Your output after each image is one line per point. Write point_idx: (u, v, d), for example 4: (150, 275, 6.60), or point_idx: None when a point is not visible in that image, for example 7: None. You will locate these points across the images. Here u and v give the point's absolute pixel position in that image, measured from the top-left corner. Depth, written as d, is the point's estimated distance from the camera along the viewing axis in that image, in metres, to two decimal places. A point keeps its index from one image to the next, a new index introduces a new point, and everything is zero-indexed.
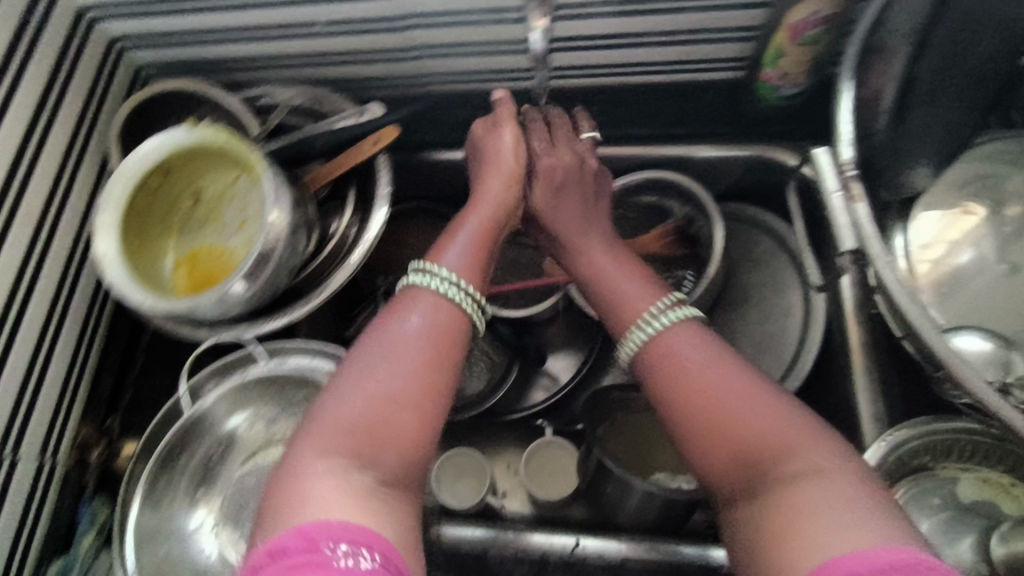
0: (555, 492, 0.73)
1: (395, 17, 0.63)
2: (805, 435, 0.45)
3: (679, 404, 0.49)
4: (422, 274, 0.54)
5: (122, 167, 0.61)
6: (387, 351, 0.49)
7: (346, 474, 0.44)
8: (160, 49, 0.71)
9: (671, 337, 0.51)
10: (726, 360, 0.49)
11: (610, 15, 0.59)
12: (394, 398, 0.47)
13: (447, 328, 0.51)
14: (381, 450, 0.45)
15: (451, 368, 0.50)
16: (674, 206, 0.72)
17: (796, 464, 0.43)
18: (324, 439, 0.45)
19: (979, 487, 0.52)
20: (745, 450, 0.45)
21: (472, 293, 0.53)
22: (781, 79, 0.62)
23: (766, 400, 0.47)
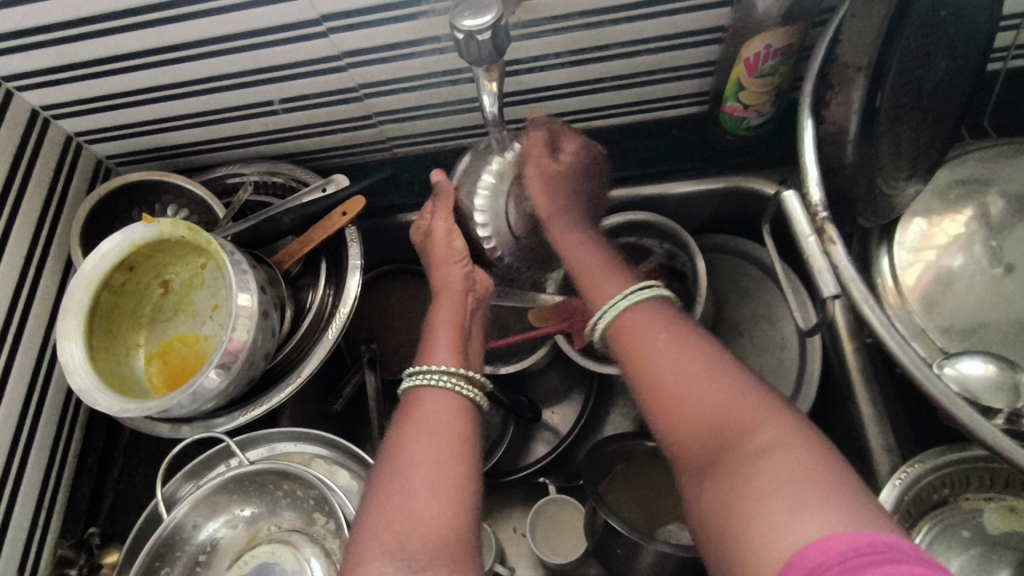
0: (567, 553, 0.69)
1: (357, 86, 0.63)
2: (759, 403, 0.41)
3: (643, 382, 0.47)
4: (420, 373, 0.52)
5: (83, 269, 0.60)
6: (401, 439, 0.47)
7: (391, 571, 0.39)
8: (118, 140, 0.70)
9: (631, 320, 0.50)
10: (672, 334, 0.48)
11: (566, 66, 0.60)
12: (422, 486, 0.43)
13: (453, 415, 0.49)
14: (421, 538, 0.41)
15: (472, 448, 0.47)
16: (653, 245, 0.71)
17: (766, 434, 0.40)
18: (362, 547, 0.41)
19: (1003, 516, 0.50)
20: (710, 423, 0.42)
21: (458, 375, 0.52)
22: (746, 110, 0.61)
23: (711, 366, 0.44)
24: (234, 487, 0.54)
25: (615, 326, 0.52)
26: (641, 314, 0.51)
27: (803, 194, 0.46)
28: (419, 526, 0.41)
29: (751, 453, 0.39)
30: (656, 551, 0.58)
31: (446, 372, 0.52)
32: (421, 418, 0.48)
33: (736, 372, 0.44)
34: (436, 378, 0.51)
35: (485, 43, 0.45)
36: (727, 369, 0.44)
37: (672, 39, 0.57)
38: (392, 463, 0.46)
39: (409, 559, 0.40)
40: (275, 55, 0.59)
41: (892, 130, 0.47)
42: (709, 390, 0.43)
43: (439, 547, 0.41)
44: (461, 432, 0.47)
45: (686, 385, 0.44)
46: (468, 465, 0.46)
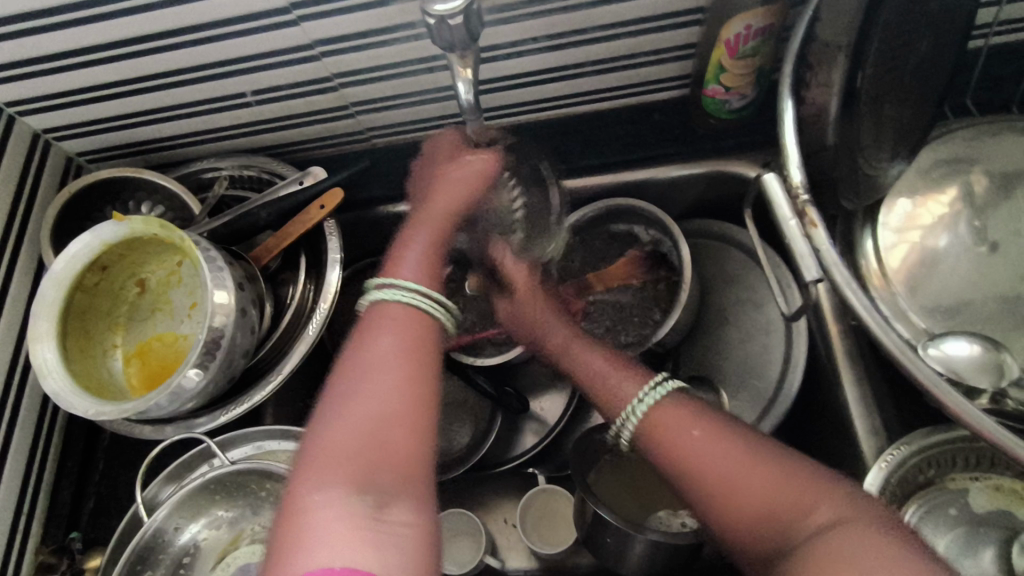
0: (557, 543, 0.69)
1: (331, 76, 0.62)
2: (810, 485, 0.41)
3: (680, 474, 0.46)
4: (387, 287, 0.47)
5: (53, 269, 0.59)
6: (359, 365, 0.43)
7: (354, 502, 0.37)
8: (88, 136, 0.69)
9: (666, 415, 0.49)
10: (704, 420, 0.47)
11: (544, 51, 0.58)
12: (382, 416, 0.40)
13: (412, 337, 0.44)
14: (384, 470, 0.39)
15: (433, 374, 0.44)
16: (639, 231, 0.70)
17: (821, 513, 0.39)
18: (319, 470, 0.38)
19: (989, 494, 0.50)
20: (772, 515, 0.41)
21: (433, 298, 0.47)
22: (728, 92, 0.60)
23: (750, 456, 0.44)
24: (215, 488, 0.53)
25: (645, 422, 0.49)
26: (673, 407, 0.49)
27: (784, 177, 0.46)
28: (382, 460, 0.39)
29: (813, 533, 0.38)
30: (646, 540, 0.57)
31: (421, 291, 0.47)
32: (391, 332, 0.44)
33: (780, 455, 0.44)
34: (403, 293, 0.46)
35: (457, 28, 0.44)
36: (762, 453, 0.44)
37: (651, 22, 0.56)
38: (352, 384, 0.42)
39: (372, 490, 0.37)
40: (245, 45, 0.58)
41: (876, 110, 0.46)
42: (760, 474, 0.43)
43: (399, 479, 0.39)
44: (427, 353, 0.44)
45: (727, 471, 0.44)
46: (429, 390, 0.43)
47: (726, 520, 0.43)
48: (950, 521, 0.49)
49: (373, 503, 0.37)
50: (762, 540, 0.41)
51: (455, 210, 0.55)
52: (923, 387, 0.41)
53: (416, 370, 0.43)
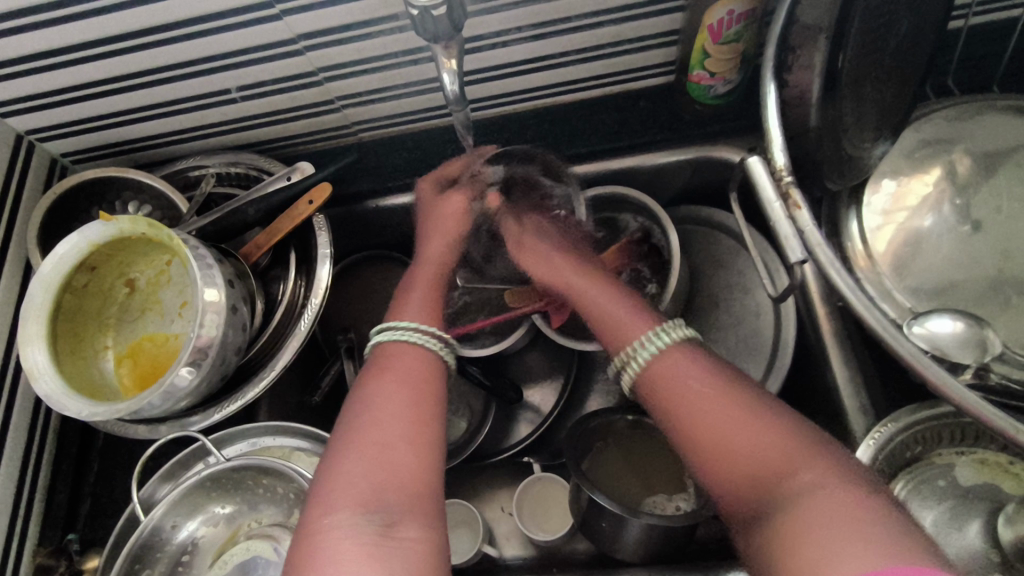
0: (554, 529, 0.69)
1: (316, 70, 0.62)
2: (793, 441, 0.42)
3: (676, 429, 0.46)
4: (393, 331, 0.52)
5: (40, 271, 0.58)
6: (368, 400, 0.46)
7: (366, 526, 0.39)
8: (72, 136, 0.68)
9: (662, 366, 0.49)
10: (696, 372, 0.47)
11: (529, 40, 0.59)
12: (395, 443, 0.43)
13: (423, 375, 0.48)
14: (393, 490, 0.40)
15: (436, 404, 0.47)
16: (627, 220, 0.70)
17: (803, 474, 0.40)
18: (330, 494, 0.41)
19: (977, 468, 0.50)
20: (748, 471, 0.42)
21: (432, 334, 0.52)
22: (712, 78, 0.60)
23: (738, 406, 0.44)
24: (211, 484, 0.54)
25: (648, 372, 0.50)
26: (666, 358, 0.49)
27: (767, 160, 0.46)
28: (397, 486, 0.41)
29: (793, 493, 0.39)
30: (643, 524, 0.58)
31: (416, 329, 0.52)
32: (399, 372, 0.48)
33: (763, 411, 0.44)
34: (413, 336, 0.51)
35: (440, 18, 0.44)
36: (753, 404, 0.44)
37: (633, 9, 0.56)
38: (365, 417, 0.45)
39: (388, 513, 0.39)
40: (228, 41, 0.57)
41: (859, 91, 0.46)
42: (743, 432, 0.43)
43: (408, 502, 0.41)
44: (434, 392, 0.47)
45: (724, 427, 0.43)
46: (440, 424, 0.46)
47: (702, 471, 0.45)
48: (939, 496, 0.50)
49: (388, 525, 0.39)
50: (734, 496, 0.43)
51: (441, 256, 0.65)
52: (914, 372, 0.42)
53: (425, 408, 0.46)
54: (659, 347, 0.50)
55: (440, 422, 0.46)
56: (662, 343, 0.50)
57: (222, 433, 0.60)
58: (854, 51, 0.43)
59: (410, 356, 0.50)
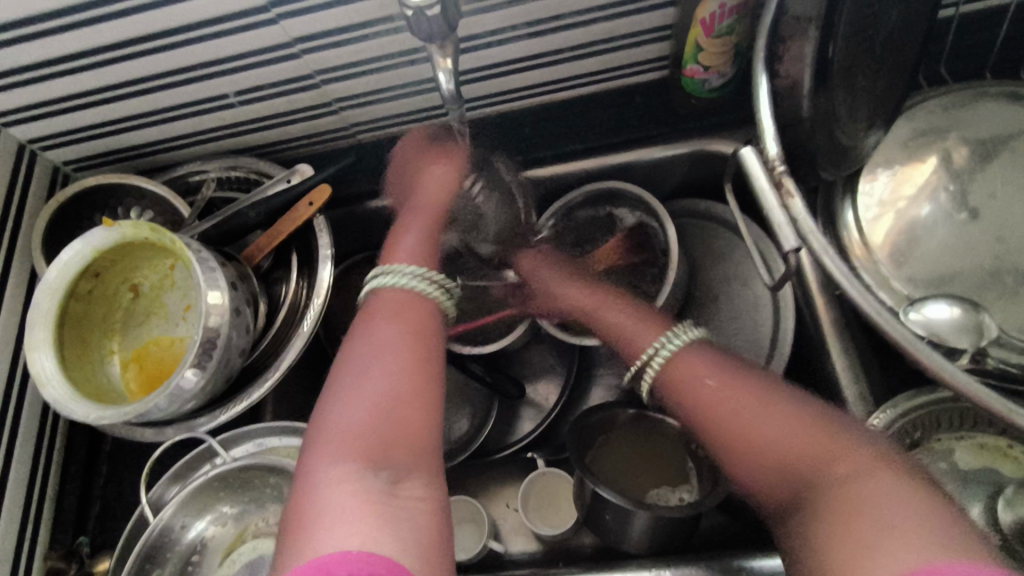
0: (558, 524, 0.70)
1: (313, 73, 0.62)
2: (825, 440, 0.44)
3: (699, 421, 0.50)
4: (390, 275, 0.52)
5: (45, 278, 0.58)
6: (365, 353, 0.47)
7: (367, 479, 0.40)
8: (73, 143, 0.69)
9: (686, 362, 0.52)
10: (728, 372, 0.50)
11: (524, 39, 0.59)
12: (385, 397, 0.44)
13: (415, 328, 0.49)
14: (396, 448, 0.42)
15: (435, 359, 0.48)
16: (623, 215, 0.71)
17: (848, 468, 0.41)
18: (331, 445, 0.42)
19: (976, 453, 0.51)
20: (790, 466, 0.44)
21: (437, 279, 0.52)
22: (706, 72, 0.61)
23: (770, 408, 0.47)
24: (219, 485, 0.54)
25: (664, 373, 0.53)
26: (692, 356, 0.52)
27: (759, 150, 0.47)
28: (392, 442, 0.43)
29: (831, 482, 0.41)
30: (647, 516, 0.58)
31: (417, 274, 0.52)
32: (396, 315, 0.49)
33: (801, 406, 0.47)
34: (414, 279, 0.52)
35: (435, 18, 0.45)
36: (784, 407, 0.47)
37: (627, 5, 0.57)
38: (361, 375, 0.46)
39: (381, 464, 0.41)
40: (225, 46, 0.58)
41: (850, 80, 0.47)
42: (778, 428, 0.46)
43: (403, 455, 0.42)
44: (427, 346, 0.48)
45: (760, 424, 0.46)
46: (433, 376, 0.47)
47: (737, 464, 0.47)
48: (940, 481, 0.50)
49: (382, 474, 0.41)
50: (778, 487, 0.45)
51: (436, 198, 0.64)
52: (919, 364, 0.41)
53: (410, 357, 0.47)
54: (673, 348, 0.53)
55: (433, 378, 0.47)
56: (673, 348, 0.53)
57: (228, 435, 0.60)
58: (844, 41, 0.44)
59: (413, 310, 0.50)
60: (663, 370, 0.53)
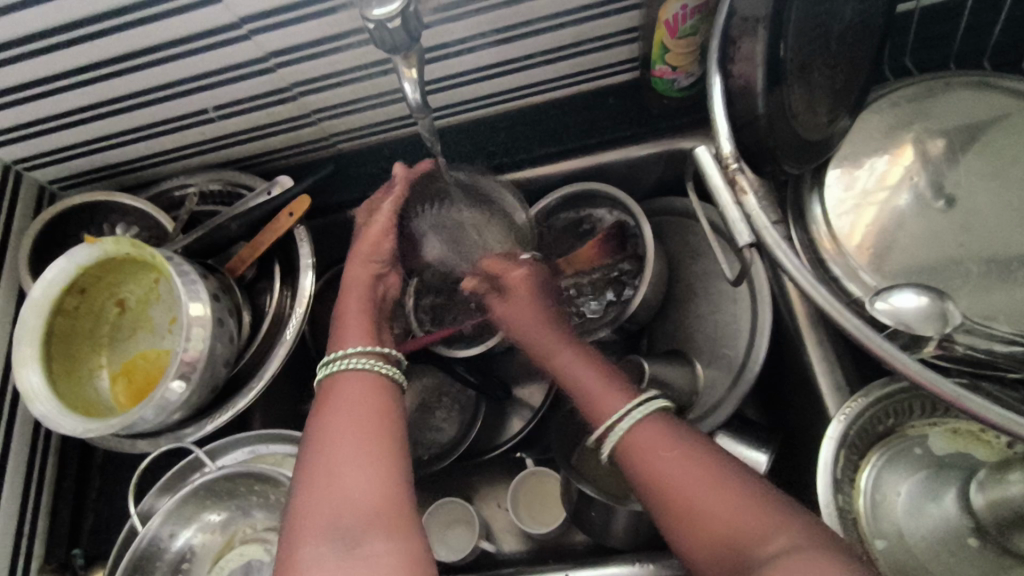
0: (546, 522, 0.71)
1: (288, 86, 0.63)
2: (757, 516, 0.41)
3: (650, 498, 0.46)
4: (342, 357, 0.51)
5: (31, 296, 0.60)
6: (320, 433, 0.46)
7: (333, 549, 0.40)
8: (58, 163, 0.70)
9: (643, 438, 0.48)
10: (675, 447, 0.47)
11: (492, 45, 0.60)
12: (345, 466, 0.44)
13: (371, 396, 0.48)
14: (354, 514, 0.41)
15: (397, 422, 0.47)
16: (602, 215, 0.72)
17: (782, 541, 0.40)
18: (302, 545, 0.41)
19: (948, 438, 0.51)
20: (723, 546, 0.42)
21: (377, 353, 0.52)
22: (675, 72, 0.62)
23: (704, 484, 0.44)
24: (206, 493, 0.55)
25: (621, 445, 0.49)
26: (650, 429, 0.49)
27: (720, 148, 0.48)
28: (355, 514, 0.41)
29: (762, 561, 0.39)
30: (631, 510, 0.59)
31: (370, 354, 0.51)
32: (346, 393, 0.49)
33: (757, 494, 0.43)
34: (353, 361, 0.51)
35: (396, 30, 0.46)
36: (717, 478, 0.44)
37: (592, 9, 0.58)
38: (323, 450, 0.45)
39: (351, 534, 0.40)
40: (199, 63, 0.59)
41: (807, 76, 0.47)
42: (713, 510, 0.43)
43: (369, 524, 0.41)
44: (383, 414, 0.47)
45: (694, 500, 0.44)
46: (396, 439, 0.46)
47: (677, 528, 0.44)
48: (913, 467, 0.51)
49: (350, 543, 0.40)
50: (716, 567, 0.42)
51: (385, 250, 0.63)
52: (879, 357, 0.41)
53: (365, 428, 0.46)
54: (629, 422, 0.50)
55: (392, 440, 0.46)
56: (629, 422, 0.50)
57: (214, 444, 0.61)
58: (796, 39, 0.44)
59: (370, 390, 0.49)
60: (621, 441, 0.49)
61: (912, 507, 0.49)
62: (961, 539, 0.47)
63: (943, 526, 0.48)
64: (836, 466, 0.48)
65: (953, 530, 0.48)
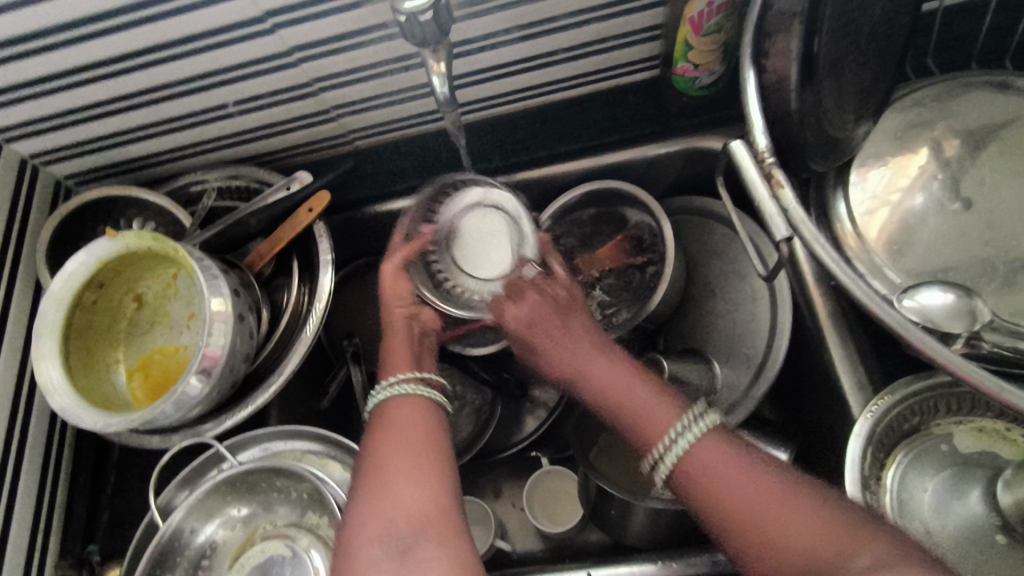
0: (563, 521, 0.70)
1: (310, 81, 0.63)
2: (835, 533, 0.39)
3: (721, 530, 0.43)
4: (391, 387, 0.51)
5: (51, 289, 0.59)
6: (374, 447, 0.46)
7: (383, 554, 0.40)
8: (76, 157, 0.70)
9: (703, 454, 0.45)
10: (739, 460, 0.44)
11: (516, 42, 0.60)
12: (396, 469, 0.44)
13: (419, 414, 0.49)
14: (405, 516, 0.41)
15: (444, 431, 0.48)
16: (628, 214, 0.72)
17: (866, 555, 0.38)
18: (354, 548, 0.41)
19: (974, 436, 0.51)
20: (808, 564, 0.39)
21: (420, 385, 0.51)
22: (697, 69, 0.62)
23: (783, 502, 0.41)
24: (226, 488, 0.55)
25: (682, 464, 0.45)
26: (710, 445, 0.45)
27: (751, 142, 0.48)
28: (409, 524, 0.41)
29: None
30: (653, 509, 0.59)
31: (406, 379, 0.52)
32: (395, 417, 0.48)
33: (829, 502, 0.41)
34: (400, 388, 0.51)
35: (428, 23, 0.46)
36: (797, 497, 0.42)
37: (616, 7, 0.58)
38: (374, 459, 0.45)
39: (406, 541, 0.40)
40: (223, 57, 0.59)
41: (837, 73, 0.47)
42: (793, 530, 0.40)
43: (425, 531, 0.40)
44: (434, 430, 0.47)
45: (772, 522, 0.41)
46: (440, 445, 0.46)
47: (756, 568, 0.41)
48: (939, 465, 0.50)
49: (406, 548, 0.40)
50: None
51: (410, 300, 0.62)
52: (914, 346, 0.42)
53: (418, 440, 0.46)
54: (688, 438, 0.46)
55: (445, 457, 0.46)
56: (688, 437, 0.46)
57: (234, 441, 0.61)
58: (828, 35, 0.44)
59: (419, 412, 0.49)
60: (681, 461, 0.45)
61: (939, 506, 0.49)
62: (988, 537, 0.47)
63: (971, 524, 0.48)
64: (862, 464, 0.48)
65: (981, 529, 0.48)
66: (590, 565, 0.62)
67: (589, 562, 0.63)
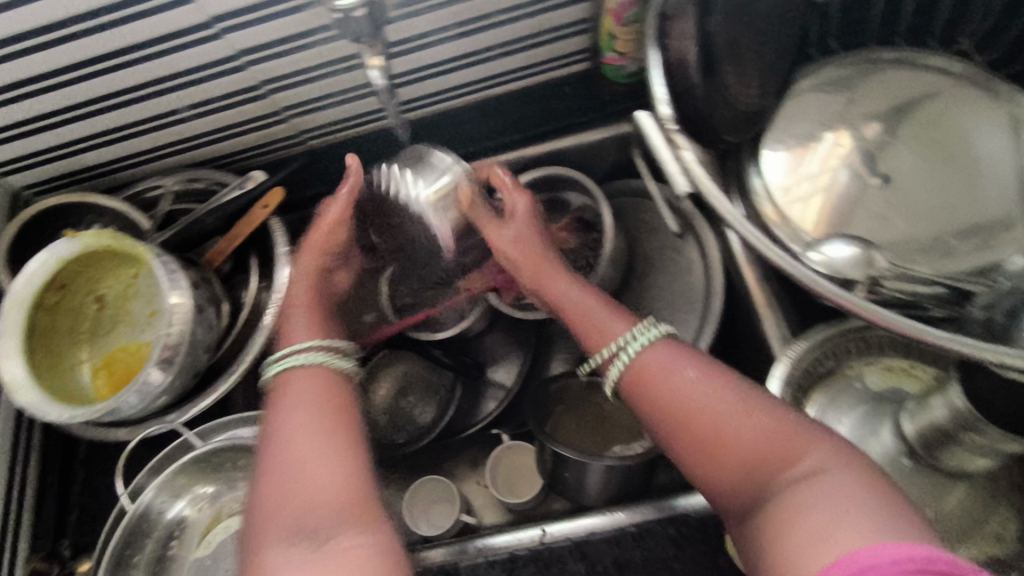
0: (524, 492, 0.74)
1: (258, 84, 0.67)
2: (777, 433, 0.44)
3: (673, 421, 0.47)
4: (286, 358, 0.52)
5: (13, 290, 0.61)
6: (281, 433, 0.47)
7: (299, 551, 0.41)
8: (33, 167, 0.72)
9: (657, 360, 0.50)
10: (695, 368, 0.48)
11: (452, 39, 0.64)
12: (310, 461, 0.45)
13: (327, 391, 0.50)
14: (319, 510, 0.42)
15: (352, 409, 0.49)
16: (570, 198, 0.76)
17: (811, 457, 0.42)
18: (273, 543, 0.42)
19: (883, 375, 0.56)
20: (750, 465, 0.44)
21: (326, 349, 0.53)
22: (622, 58, 0.66)
23: (741, 411, 0.45)
24: (193, 469, 0.57)
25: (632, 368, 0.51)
26: (661, 352, 0.50)
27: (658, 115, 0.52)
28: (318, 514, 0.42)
29: (791, 484, 0.41)
30: (604, 467, 0.62)
31: (314, 347, 0.53)
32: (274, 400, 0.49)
33: (779, 412, 0.45)
34: (304, 357, 0.52)
35: (361, 20, 0.49)
36: (756, 404, 0.46)
37: (542, 2, 0.62)
38: (280, 452, 0.46)
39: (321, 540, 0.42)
40: (171, 63, 0.62)
41: (736, 52, 0.52)
42: (750, 427, 0.45)
43: (330, 517, 0.42)
44: (281, 423, 0.48)
45: (725, 425, 0.45)
46: (349, 428, 0.47)
47: (711, 477, 0.46)
48: (854, 403, 0.55)
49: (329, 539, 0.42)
50: (733, 490, 0.45)
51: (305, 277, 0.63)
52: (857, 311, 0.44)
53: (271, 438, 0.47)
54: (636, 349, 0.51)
55: (346, 431, 0.47)
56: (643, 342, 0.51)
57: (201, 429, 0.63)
58: None
59: (311, 392, 0.50)
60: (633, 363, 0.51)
61: (856, 440, 0.54)
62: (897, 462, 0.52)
63: (880, 457, 0.53)
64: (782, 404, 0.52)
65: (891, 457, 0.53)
66: (545, 523, 0.66)
67: (543, 520, 0.66)
